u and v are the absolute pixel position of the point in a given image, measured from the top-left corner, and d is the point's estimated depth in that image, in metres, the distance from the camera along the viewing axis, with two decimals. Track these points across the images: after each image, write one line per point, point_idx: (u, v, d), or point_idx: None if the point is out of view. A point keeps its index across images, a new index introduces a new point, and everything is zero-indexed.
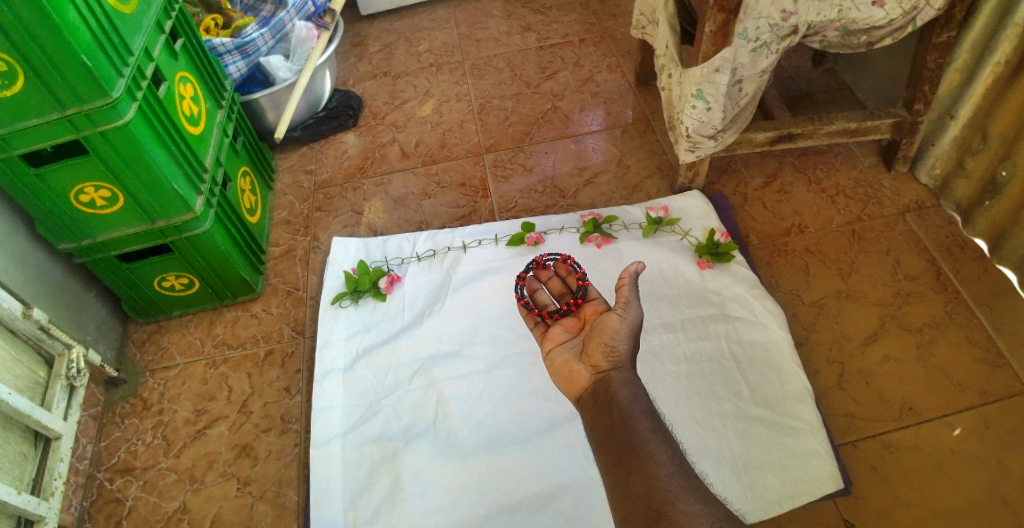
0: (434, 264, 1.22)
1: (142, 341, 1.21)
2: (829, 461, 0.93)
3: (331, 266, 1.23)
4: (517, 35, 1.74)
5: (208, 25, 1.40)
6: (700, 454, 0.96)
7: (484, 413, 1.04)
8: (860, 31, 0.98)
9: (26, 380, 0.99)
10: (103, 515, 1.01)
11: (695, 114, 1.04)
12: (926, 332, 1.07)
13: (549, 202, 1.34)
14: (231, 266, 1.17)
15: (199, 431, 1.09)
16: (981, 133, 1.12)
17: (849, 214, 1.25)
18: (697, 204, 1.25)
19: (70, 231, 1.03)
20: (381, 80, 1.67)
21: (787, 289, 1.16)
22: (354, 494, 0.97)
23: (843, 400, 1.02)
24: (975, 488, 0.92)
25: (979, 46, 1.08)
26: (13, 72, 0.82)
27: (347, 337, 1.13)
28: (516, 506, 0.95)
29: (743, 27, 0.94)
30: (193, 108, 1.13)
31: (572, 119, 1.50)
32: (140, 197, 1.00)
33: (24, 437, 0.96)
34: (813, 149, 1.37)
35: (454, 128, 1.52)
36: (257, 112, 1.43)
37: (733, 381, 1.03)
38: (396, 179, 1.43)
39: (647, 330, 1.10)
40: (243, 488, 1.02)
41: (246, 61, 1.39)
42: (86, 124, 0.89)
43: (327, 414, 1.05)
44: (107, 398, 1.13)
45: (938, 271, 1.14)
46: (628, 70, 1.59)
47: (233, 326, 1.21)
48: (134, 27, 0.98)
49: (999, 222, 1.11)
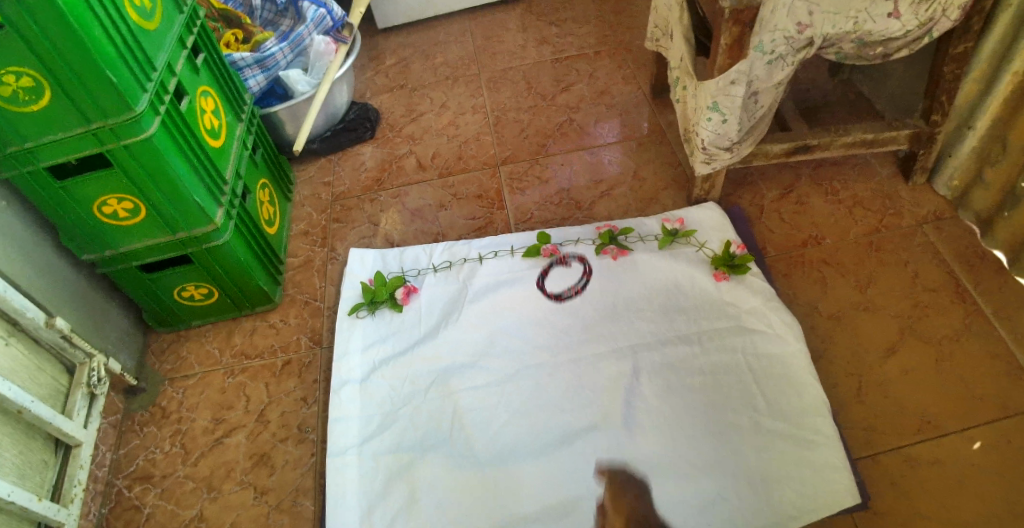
0: (451, 276, 1.22)
1: (162, 350, 1.22)
2: (848, 475, 0.92)
3: (347, 277, 1.24)
4: (533, 48, 1.75)
5: (229, 40, 1.43)
6: (722, 466, 0.96)
7: (500, 423, 1.04)
8: (876, 43, 0.98)
9: (48, 388, 1.01)
10: (121, 522, 1.03)
11: (711, 127, 1.05)
12: (946, 344, 1.06)
13: (565, 214, 1.35)
14: (250, 277, 1.18)
15: (217, 440, 1.10)
16: (1001, 143, 1.11)
17: (866, 226, 1.24)
18: (714, 216, 1.25)
19: (94, 242, 1.05)
20: (398, 93, 1.69)
21: (805, 301, 1.15)
22: (370, 504, 0.97)
23: (862, 413, 1.01)
24: (997, 503, 0.91)
25: (996, 58, 1.07)
26: (41, 88, 0.84)
27: (364, 347, 1.14)
28: (530, 518, 0.94)
29: (758, 40, 0.95)
30: (214, 122, 1.15)
31: (587, 131, 1.50)
32: (162, 209, 1.02)
33: (45, 444, 0.98)
34: (829, 161, 1.36)
35: (470, 140, 1.53)
36: (276, 124, 1.46)
37: (750, 393, 1.02)
38: (412, 190, 1.44)
39: (664, 343, 1.10)
40: (260, 496, 1.03)
41: (266, 75, 1.41)
42: (111, 137, 0.91)
43: (344, 424, 1.05)
44: (127, 406, 1.15)
45: (958, 282, 1.13)
46: (644, 83, 1.59)
47: (251, 335, 1.22)
48: (158, 43, 1.00)
49: (1020, 233, 1.10)
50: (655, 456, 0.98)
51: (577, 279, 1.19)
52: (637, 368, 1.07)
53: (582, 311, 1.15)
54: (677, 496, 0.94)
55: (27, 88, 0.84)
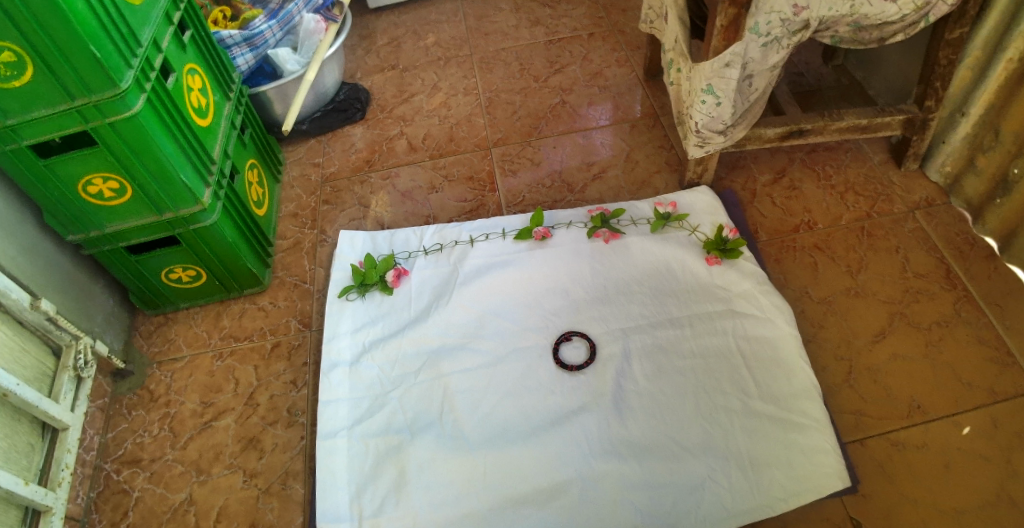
0: (441, 258, 1.21)
1: (150, 333, 1.21)
2: (837, 458, 0.93)
3: (337, 259, 1.22)
4: (526, 28, 1.73)
5: (217, 17, 1.40)
6: (710, 449, 0.96)
7: (491, 406, 1.03)
8: (872, 27, 0.97)
9: (34, 371, 0.99)
10: (110, 506, 1.02)
11: (705, 109, 1.04)
12: (935, 329, 1.07)
13: (557, 197, 1.34)
14: (239, 258, 1.17)
15: (206, 423, 1.09)
16: (993, 130, 1.11)
17: (858, 211, 1.24)
18: (706, 200, 1.24)
19: (79, 223, 1.03)
20: (389, 73, 1.67)
21: (795, 285, 1.15)
22: (361, 486, 0.97)
23: (851, 398, 1.02)
24: (982, 488, 0.92)
25: (991, 43, 1.07)
26: (22, 62, 0.82)
27: (354, 330, 1.13)
28: (521, 500, 0.94)
29: (754, 22, 0.93)
30: (201, 100, 1.13)
31: (580, 113, 1.49)
32: (149, 189, 1.00)
33: (31, 427, 0.97)
34: (822, 145, 1.36)
35: (462, 122, 1.51)
36: (265, 104, 1.43)
37: (740, 377, 1.02)
38: (403, 172, 1.43)
39: (655, 326, 1.10)
40: (249, 480, 1.02)
41: (255, 53, 1.38)
42: (95, 115, 0.89)
43: (334, 406, 1.05)
44: (115, 389, 1.14)
45: (948, 269, 1.14)
46: (638, 65, 1.58)
47: (240, 318, 1.21)
48: (143, 18, 0.98)
49: (1010, 220, 1.10)
50: (645, 439, 0.98)
51: (569, 262, 1.19)
52: (627, 351, 1.07)
53: (574, 293, 1.15)
54: (668, 478, 0.94)
55: (8, 63, 0.81)
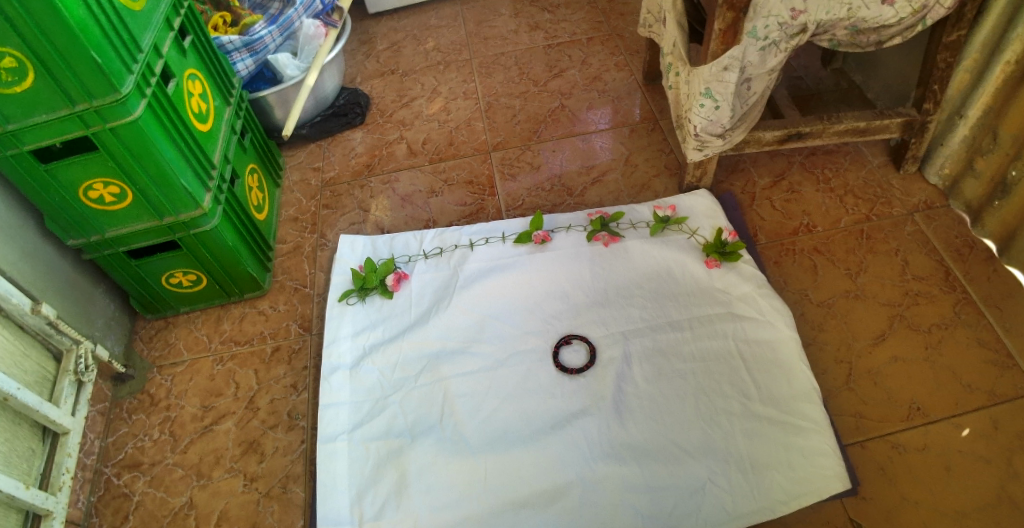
0: (442, 262, 1.22)
1: (150, 337, 1.21)
2: (837, 460, 0.93)
3: (337, 263, 1.22)
4: (525, 33, 1.73)
5: (217, 23, 1.38)
6: (710, 451, 0.96)
7: (491, 409, 1.03)
8: (870, 30, 0.98)
9: (35, 375, 0.99)
10: (110, 510, 1.02)
11: (704, 113, 1.04)
12: (935, 331, 1.07)
13: (557, 201, 1.34)
14: (239, 263, 1.17)
15: (206, 427, 1.09)
16: (992, 133, 1.11)
17: (857, 213, 1.24)
18: (705, 203, 1.25)
19: (80, 227, 1.03)
20: (388, 78, 1.67)
21: (795, 288, 1.15)
22: (361, 490, 0.97)
23: (852, 400, 1.02)
24: (982, 489, 0.92)
25: (989, 47, 1.07)
26: (23, 68, 0.82)
27: (354, 334, 1.13)
28: (521, 503, 0.94)
29: (751, 26, 0.94)
30: (202, 106, 1.13)
31: (579, 117, 1.49)
32: (149, 193, 1.00)
33: (32, 432, 0.97)
34: (821, 148, 1.36)
35: (462, 126, 1.52)
36: (265, 109, 1.44)
37: (740, 380, 1.03)
38: (403, 176, 1.43)
39: (656, 330, 1.10)
40: (250, 483, 1.02)
41: (255, 58, 1.38)
42: (96, 120, 0.90)
43: (334, 410, 1.05)
44: (115, 393, 1.14)
45: (947, 271, 1.14)
46: (636, 69, 1.58)
47: (240, 322, 1.21)
48: (144, 24, 0.98)
49: (1010, 222, 1.11)
50: (645, 442, 0.98)
51: (569, 265, 1.19)
52: (627, 354, 1.08)
53: (574, 297, 1.15)
54: (668, 480, 0.94)
55: (9, 68, 0.82)
